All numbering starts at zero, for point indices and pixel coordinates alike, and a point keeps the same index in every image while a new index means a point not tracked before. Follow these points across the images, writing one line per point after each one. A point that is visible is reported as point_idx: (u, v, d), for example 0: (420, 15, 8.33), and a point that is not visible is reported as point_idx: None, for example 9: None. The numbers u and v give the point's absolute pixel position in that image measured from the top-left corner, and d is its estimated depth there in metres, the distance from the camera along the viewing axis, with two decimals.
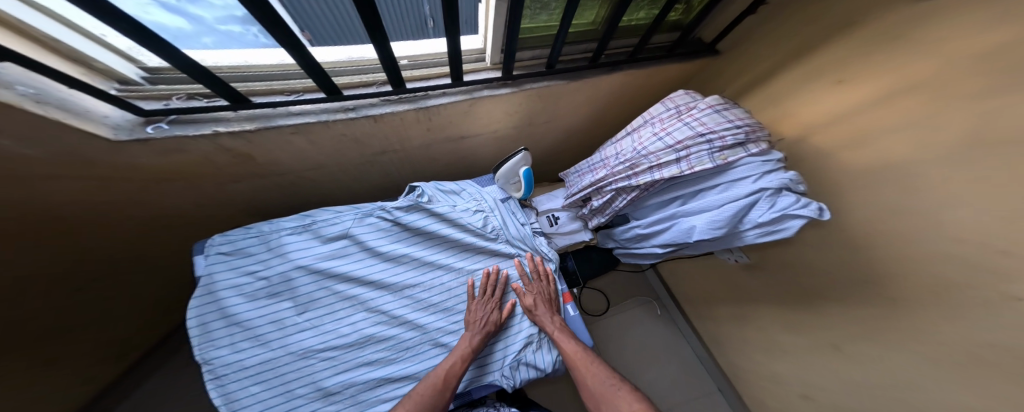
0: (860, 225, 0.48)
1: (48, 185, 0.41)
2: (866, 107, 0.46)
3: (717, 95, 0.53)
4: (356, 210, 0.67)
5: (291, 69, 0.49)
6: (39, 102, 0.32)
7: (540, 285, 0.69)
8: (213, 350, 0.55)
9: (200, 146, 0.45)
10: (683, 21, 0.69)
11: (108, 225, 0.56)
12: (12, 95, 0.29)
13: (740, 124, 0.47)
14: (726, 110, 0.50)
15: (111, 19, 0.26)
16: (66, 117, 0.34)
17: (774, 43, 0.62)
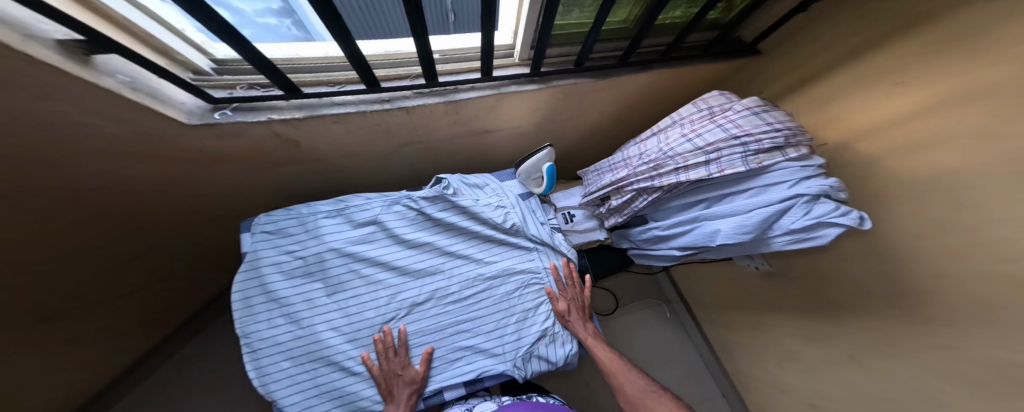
0: (899, 237, 0.47)
1: (126, 163, 0.46)
2: (912, 116, 0.44)
3: (756, 96, 0.52)
4: (384, 197, 0.70)
5: (335, 61, 0.52)
6: (133, 89, 0.35)
7: (575, 291, 0.73)
8: (252, 324, 0.59)
9: (254, 131, 0.49)
10: (722, 19, 0.67)
11: (166, 201, 0.62)
12: (113, 82, 0.33)
13: (780, 127, 0.45)
14: (766, 113, 0.48)
15: (202, 16, 0.29)
16: (152, 102, 0.37)
17: (820, 44, 0.59)
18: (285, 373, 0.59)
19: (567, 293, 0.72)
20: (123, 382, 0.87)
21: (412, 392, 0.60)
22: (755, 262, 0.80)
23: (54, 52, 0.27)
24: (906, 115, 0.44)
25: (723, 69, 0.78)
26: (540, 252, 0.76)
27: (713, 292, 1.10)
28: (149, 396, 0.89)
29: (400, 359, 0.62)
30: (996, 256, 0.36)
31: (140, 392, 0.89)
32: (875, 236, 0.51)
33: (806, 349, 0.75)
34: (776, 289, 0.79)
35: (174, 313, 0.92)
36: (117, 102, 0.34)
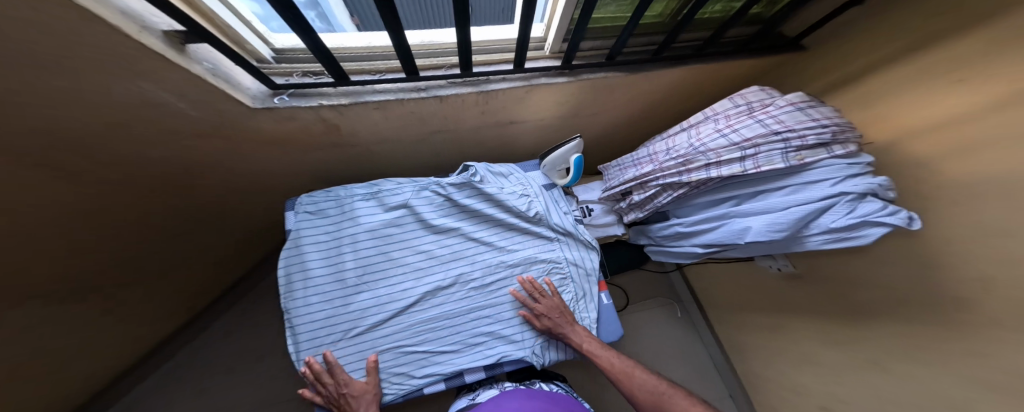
0: (929, 240, 0.47)
1: (191, 141, 0.50)
2: (950, 120, 0.43)
3: (801, 91, 0.51)
4: (414, 183, 0.73)
5: (377, 50, 0.53)
6: (213, 75, 0.39)
7: (555, 302, 0.69)
8: (291, 301, 0.63)
9: (303, 116, 0.52)
10: (765, 14, 0.66)
11: (214, 179, 0.66)
12: (201, 70, 0.37)
13: (827, 123, 0.44)
14: (811, 108, 0.47)
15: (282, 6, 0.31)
16: (226, 87, 0.41)
17: (872, 41, 0.58)
18: (317, 350, 0.62)
19: (542, 309, 0.68)
20: (173, 340, 0.98)
21: (368, 402, 0.58)
22: (778, 263, 0.79)
23: (159, 40, 0.31)
24: (951, 118, 0.43)
25: (758, 64, 0.76)
26: (562, 242, 0.78)
27: (729, 293, 1.09)
28: (195, 356, 0.99)
29: (340, 377, 0.59)
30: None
31: (185, 353, 0.99)
32: (909, 239, 0.51)
33: (821, 350, 0.76)
34: (798, 291, 0.79)
35: (213, 285, 0.99)
36: (195, 86, 0.37)
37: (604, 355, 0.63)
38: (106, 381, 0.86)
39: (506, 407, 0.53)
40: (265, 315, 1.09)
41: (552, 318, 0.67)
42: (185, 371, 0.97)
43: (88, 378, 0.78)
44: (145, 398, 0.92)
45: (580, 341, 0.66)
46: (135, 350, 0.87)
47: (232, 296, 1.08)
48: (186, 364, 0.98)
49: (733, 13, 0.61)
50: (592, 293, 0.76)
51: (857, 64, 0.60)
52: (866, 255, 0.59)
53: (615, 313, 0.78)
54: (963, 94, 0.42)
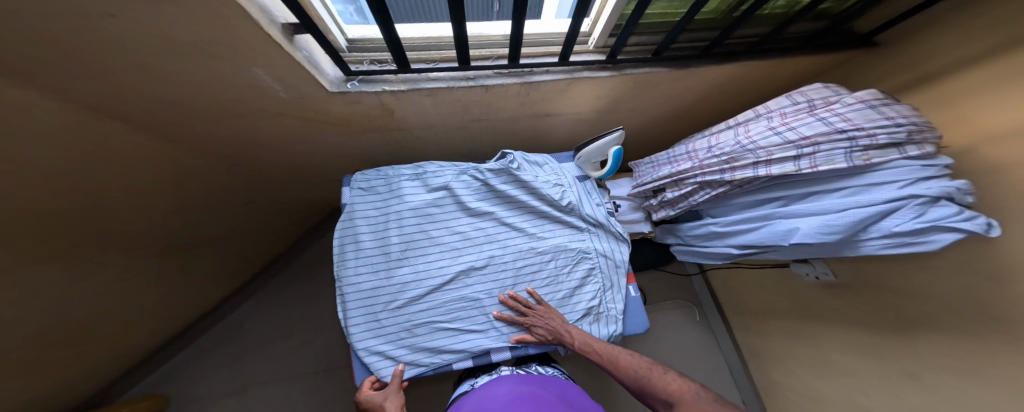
0: (980, 252, 0.46)
1: (270, 118, 0.55)
2: (1007, 133, 0.42)
3: (875, 88, 0.47)
4: (454, 167, 0.78)
5: (430, 41, 0.56)
6: (309, 62, 0.44)
7: (544, 310, 0.69)
8: (343, 269, 0.69)
9: (365, 102, 0.56)
10: (832, 10, 0.63)
11: (276, 154, 0.72)
12: (301, 57, 0.42)
13: (904, 122, 0.40)
14: (886, 106, 0.44)
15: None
16: (315, 73, 0.46)
17: (942, 44, 0.55)
18: (362, 318, 0.67)
19: (531, 321, 0.68)
20: (232, 298, 1.12)
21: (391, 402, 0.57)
22: (817, 271, 0.77)
23: (274, 25, 0.36)
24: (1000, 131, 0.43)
25: (815, 60, 0.72)
26: (591, 234, 0.80)
27: (755, 299, 1.07)
28: (251, 313, 1.14)
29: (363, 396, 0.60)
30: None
31: (244, 310, 1.14)
32: (962, 250, 0.49)
33: (846, 359, 0.75)
34: (833, 299, 0.77)
35: (262, 253, 1.09)
36: (287, 69, 0.42)
37: (596, 348, 0.62)
38: (184, 324, 1.01)
39: (494, 393, 0.54)
40: (308, 285, 1.20)
41: (543, 327, 0.68)
42: (242, 324, 1.12)
43: (166, 319, 0.91)
44: (215, 343, 1.08)
45: (573, 339, 0.64)
46: (205, 302, 1.01)
47: (280, 264, 1.20)
48: (245, 318, 1.13)
49: (797, 8, 0.59)
50: (619, 285, 0.78)
51: (931, 65, 0.56)
52: (911, 264, 0.58)
53: (642, 305, 0.79)
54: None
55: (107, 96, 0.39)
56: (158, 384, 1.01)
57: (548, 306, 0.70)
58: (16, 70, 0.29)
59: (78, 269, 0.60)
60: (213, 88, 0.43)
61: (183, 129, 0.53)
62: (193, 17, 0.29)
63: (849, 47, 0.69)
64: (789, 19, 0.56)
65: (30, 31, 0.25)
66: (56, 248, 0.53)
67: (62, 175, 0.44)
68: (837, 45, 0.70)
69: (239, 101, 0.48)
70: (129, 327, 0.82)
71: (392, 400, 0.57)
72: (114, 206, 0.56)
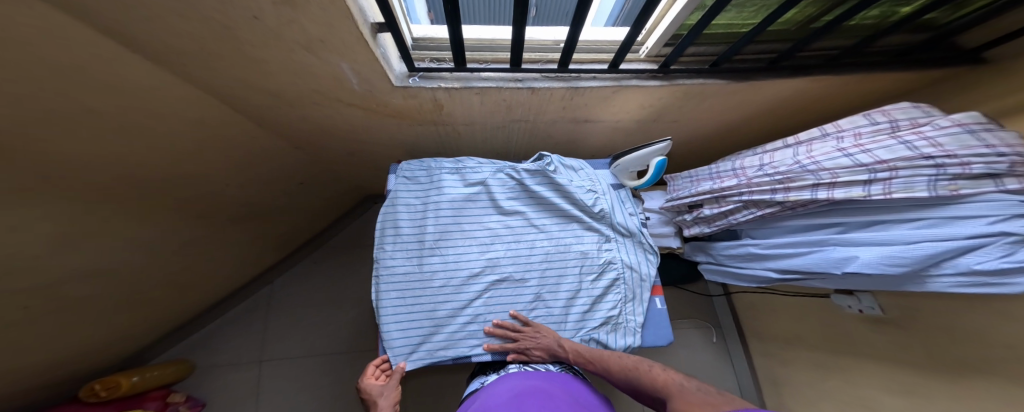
0: None
1: (334, 108, 0.59)
2: None
3: (976, 111, 0.42)
4: (493, 165, 0.80)
5: (484, 43, 0.59)
6: (384, 57, 0.47)
7: (531, 329, 0.67)
8: (380, 251, 0.71)
9: (424, 96, 0.59)
10: (926, 22, 0.60)
11: (326, 139, 0.76)
12: (379, 53, 0.45)
13: (1007, 152, 0.36)
14: (987, 132, 0.39)
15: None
16: (386, 66, 0.48)
17: None
18: (392, 302, 0.68)
19: (523, 343, 0.65)
20: (266, 274, 1.18)
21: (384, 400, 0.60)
22: (861, 305, 0.73)
23: (364, 22, 0.38)
24: None
25: (881, 80, 0.68)
26: (619, 243, 0.79)
27: (784, 327, 1.02)
28: (280, 289, 1.19)
29: (364, 383, 0.63)
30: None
31: (273, 285, 1.19)
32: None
33: (884, 400, 0.71)
34: (878, 336, 0.72)
35: (296, 233, 1.14)
36: (360, 64, 0.45)
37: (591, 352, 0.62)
38: (221, 294, 1.08)
39: (496, 390, 0.55)
40: (333, 268, 1.25)
41: (536, 347, 0.65)
42: (272, 298, 1.18)
43: (209, 286, 0.97)
44: (244, 315, 1.14)
45: (568, 351, 0.64)
46: (241, 276, 1.07)
47: (311, 245, 1.26)
48: (274, 293, 1.18)
49: (898, 17, 0.56)
50: (642, 297, 0.76)
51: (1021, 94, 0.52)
52: (973, 308, 0.54)
53: (668, 320, 0.77)
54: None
55: (202, 77, 0.42)
56: (192, 345, 1.08)
57: (532, 325, 0.68)
58: (142, 48, 0.33)
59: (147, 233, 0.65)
60: (291, 76, 0.46)
61: (253, 112, 0.57)
62: (298, 9, 0.31)
63: (923, 69, 0.65)
64: (883, 31, 0.54)
65: (163, 11, 0.28)
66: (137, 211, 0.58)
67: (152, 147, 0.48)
68: (909, 67, 0.66)
69: (311, 90, 0.51)
70: (178, 291, 0.88)
71: (387, 397, 0.60)
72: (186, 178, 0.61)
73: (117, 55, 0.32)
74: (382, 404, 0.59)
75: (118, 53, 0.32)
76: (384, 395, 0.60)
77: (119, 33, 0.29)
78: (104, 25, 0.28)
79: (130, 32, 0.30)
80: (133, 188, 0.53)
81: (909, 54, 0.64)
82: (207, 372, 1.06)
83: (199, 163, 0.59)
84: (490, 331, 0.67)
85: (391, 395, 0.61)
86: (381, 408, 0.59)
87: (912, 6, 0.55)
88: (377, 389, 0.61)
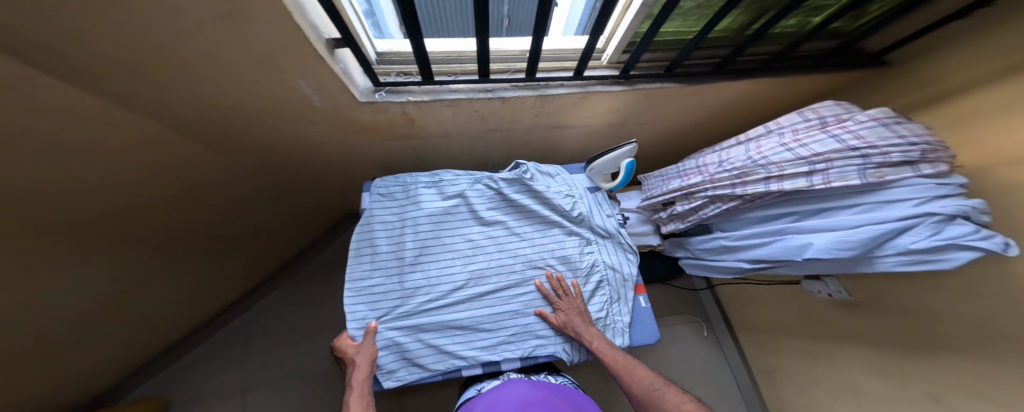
0: (1002, 274, 0.46)
1: (303, 125, 0.59)
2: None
3: (886, 106, 0.47)
4: (470, 176, 0.81)
5: (451, 55, 0.60)
6: (344, 73, 0.48)
7: (576, 301, 0.71)
8: (358, 272, 0.70)
9: (395, 110, 0.60)
10: (842, 29, 0.67)
11: (298, 158, 0.75)
12: (338, 68, 0.46)
13: (915, 141, 0.41)
14: (898, 125, 0.44)
15: (408, 12, 0.39)
16: (346, 79, 0.49)
17: (955, 65, 0.56)
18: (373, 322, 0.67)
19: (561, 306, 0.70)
20: (244, 301, 1.13)
21: (365, 354, 0.62)
22: (829, 289, 0.76)
23: (317, 39, 0.39)
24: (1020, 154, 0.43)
25: (822, 78, 0.74)
26: (600, 245, 0.80)
27: (766, 316, 1.05)
28: (260, 316, 1.14)
29: (342, 344, 0.64)
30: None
31: (253, 312, 1.14)
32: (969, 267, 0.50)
33: (866, 382, 0.73)
34: (850, 318, 0.75)
35: (275, 255, 1.11)
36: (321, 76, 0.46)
37: (614, 353, 0.63)
38: (195, 324, 1.02)
39: (506, 399, 0.54)
40: (315, 288, 1.21)
41: (573, 311, 0.70)
42: (251, 326, 1.12)
43: (178, 318, 0.92)
44: (221, 346, 1.08)
45: (592, 340, 0.64)
46: (215, 304, 1.02)
47: (291, 267, 1.22)
48: (255, 319, 1.14)
49: (810, 27, 0.61)
50: (627, 297, 0.77)
51: (941, 86, 0.58)
52: (929, 285, 0.57)
53: (653, 316, 0.78)
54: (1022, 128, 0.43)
55: (155, 99, 0.41)
56: (165, 384, 1.01)
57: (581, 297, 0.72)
58: (85, 74, 0.32)
59: (104, 264, 0.61)
60: (255, 93, 0.46)
61: (216, 132, 0.56)
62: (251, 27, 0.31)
63: (855, 67, 0.71)
64: (802, 37, 0.59)
65: (104, 35, 0.27)
66: (95, 239, 0.56)
67: (104, 175, 0.46)
68: (843, 65, 0.72)
69: (275, 107, 0.51)
70: (144, 323, 0.83)
71: (365, 354, 0.62)
72: (146, 204, 0.59)
73: (60, 84, 0.31)
74: (353, 368, 0.60)
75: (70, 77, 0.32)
76: (361, 353, 0.62)
77: (65, 61, 0.29)
78: (48, 54, 0.27)
79: (77, 58, 0.29)
80: (86, 217, 0.50)
81: (834, 57, 0.70)
82: (183, 409, 0.99)
83: (159, 186, 0.57)
84: (541, 283, 0.73)
85: (367, 353, 0.62)
86: (357, 364, 0.60)
87: (821, 16, 0.60)
88: (354, 350, 0.62)
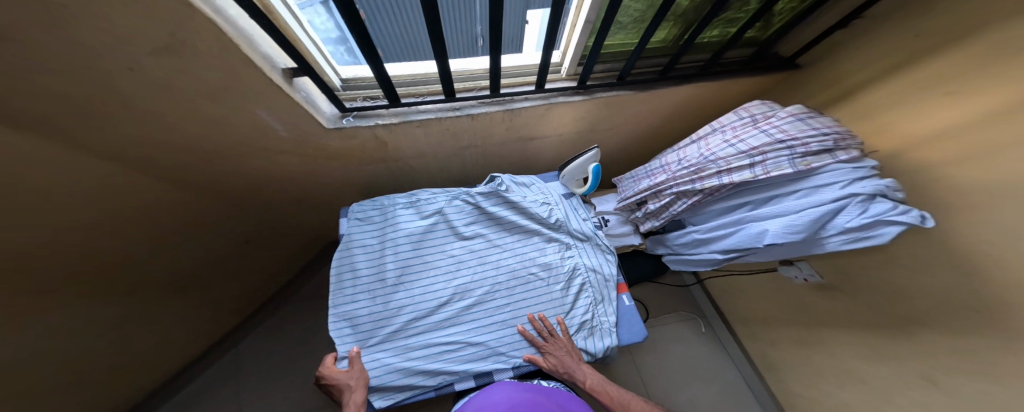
0: (944, 240, 0.49)
1: (276, 152, 0.62)
2: (949, 134, 0.47)
3: (799, 104, 0.56)
4: (447, 193, 0.83)
5: (418, 78, 0.64)
6: (304, 99, 0.53)
7: (564, 341, 0.69)
8: (340, 298, 0.70)
9: (365, 133, 0.64)
10: (759, 38, 0.75)
11: (275, 187, 0.77)
12: (298, 96, 0.52)
13: (828, 132, 0.48)
14: (812, 119, 0.52)
15: (360, 39, 0.43)
16: (304, 103, 0.53)
17: (861, 59, 0.63)
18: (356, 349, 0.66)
19: (547, 351, 0.67)
20: (222, 344, 1.07)
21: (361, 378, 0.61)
22: (804, 273, 0.80)
23: (273, 69, 0.45)
24: (947, 128, 0.47)
25: (757, 81, 0.82)
26: (579, 248, 0.82)
27: (755, 306, 1.06)
28: (242, 358, 1.08)
29: (327, 372, 0.62)
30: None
31: (234, 353, 1.09)
32: (926, 238, 0.52)
33: (863, 366, 0.70)
34: (825, 301, 0.77)
35: (261, 288, 1.10)
36: (280, 97, 0.49)
37: (608, 389, 0.64)
38: (173, 370, 0.96)
39: (494, 400, 0.54)
40: (302, 320, 1.18)
41: (562, 355, 0.67)
42: (233, 368, 1.06)
43: (155, 364, 0.88)
44: (198, 395, 1.01)
45: (585, 379, 0.64)
46: (193, 348, 0.97)
47: (276, 302, 1.18)
48: (237, 361, 1.08)
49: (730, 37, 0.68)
50: (611, 297, 0.78)
51: (854, 77, 0.65)
52: (886, 260, 0.60)
53: (637, 314, 0.79)
54: (962, 102, 0.45)
55: (121, 132, 0.44)
56: None
57: (568, 337, 0.70)
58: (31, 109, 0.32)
59: (66, 305, 0.59)
60: (213, 117, 0.48)
61: (189, 164, 0.57)
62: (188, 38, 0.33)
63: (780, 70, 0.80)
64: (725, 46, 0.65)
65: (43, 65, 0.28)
66: (60, 277, 0.55)
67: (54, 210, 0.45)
68: (770, 69, 0.81)
69: (239, 133, 0.53)
70: (117, 372, 0.78)
71: (359, 378, 0.61)
72: (111, 238, 0.58)
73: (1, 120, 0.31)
74: (349, 392, 0.59)
75: (20, 113, 0.32)
76: (355, 378, 0.61)
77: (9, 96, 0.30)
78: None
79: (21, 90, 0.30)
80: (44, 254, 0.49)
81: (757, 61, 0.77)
82: None
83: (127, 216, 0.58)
84: (523, 329, 0.71)
85: (360, 376, 0.62)
86: (353, 390, 0.59)
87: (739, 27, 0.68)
88: (343, 377, 0.61)
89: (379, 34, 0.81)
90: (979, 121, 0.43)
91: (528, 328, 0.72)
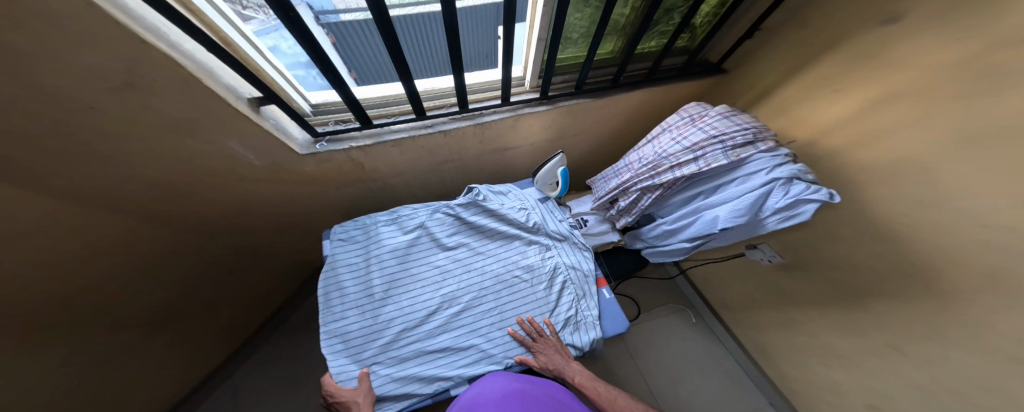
0: (873, 211, 0.55)
1: (251, 181, 0.64)
2: (857, 116, 0.54)
3: (724, 104, 0.64)
4: (427, 207, 0.86)
5: (389, 98, 0.68)
6: (275, 127, 0.56)
7: (553, 341, 0.72)
8: (328, 316, 0.70)
9: (340, 156, 0.67)
10: (689, 46, 0.83)
11: (252, 217, 0.78)
12: (267, 125, 0.54)
13: (748, 127, 0.57)
14: (736, 116, 0.61)
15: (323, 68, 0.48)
16: (275, 132, 0.56)
17: (766, 63, 0.74)
18: (349, 366, 0.66)
19: (537, 351, 0.70)
20: (198, 393, 0.98)
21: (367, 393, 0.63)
22: (767, 256, 0.85)
23: (238, 99, 0.48)
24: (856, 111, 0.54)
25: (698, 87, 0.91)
26: (558, 248, 0.86)
27: (733, 292, 1.11)
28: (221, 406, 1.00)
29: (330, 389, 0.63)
30: (996, 199, 0.38)
31: (212, 402, 1.00)
32: (861, 213, 0.57)
33: (845, 342, 0.73)
34: (793, 281, 0.81)
35: (245, 324, 1.06)
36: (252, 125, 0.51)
37: (597, 385, 0.66)
38: None
39: (489, 390, 0.56)
40: (287, 354, 1.11)
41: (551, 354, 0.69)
42: None
43: None
44: None
45: (575, 375, 0.66)
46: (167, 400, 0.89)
47: (259, 339, 1.12)
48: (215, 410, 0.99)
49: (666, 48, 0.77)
50: (592, 291, 0.82)
51: (767, 78, 0.74)
52: (825, 236, 0.66)
53: (618, 305, 0.82)
54: (863, 92, 0.53)
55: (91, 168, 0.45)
56: None
57: (556, 336, 0.72)
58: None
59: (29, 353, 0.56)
60: (184, 149, 0.49)
61: (163, 197, 0.58)
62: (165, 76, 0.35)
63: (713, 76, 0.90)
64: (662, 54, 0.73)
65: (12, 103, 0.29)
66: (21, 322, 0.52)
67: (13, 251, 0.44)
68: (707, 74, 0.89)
69: (212, 164, 0.55)
70: None
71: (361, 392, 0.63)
72: (81, 275, 0.57)
73: None
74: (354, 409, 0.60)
75: None
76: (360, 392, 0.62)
77: None
78: None
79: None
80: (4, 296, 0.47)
81: (690, 68, 0.86)
82: None
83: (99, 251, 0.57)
84: (513, 330, 0.73)
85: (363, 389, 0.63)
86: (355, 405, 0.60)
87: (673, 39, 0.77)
88: (348, 393, 0.62)
89: (353, 60, 0.88)
90: (884, 102, 0.50)
91: (518, 330, 0.74)
